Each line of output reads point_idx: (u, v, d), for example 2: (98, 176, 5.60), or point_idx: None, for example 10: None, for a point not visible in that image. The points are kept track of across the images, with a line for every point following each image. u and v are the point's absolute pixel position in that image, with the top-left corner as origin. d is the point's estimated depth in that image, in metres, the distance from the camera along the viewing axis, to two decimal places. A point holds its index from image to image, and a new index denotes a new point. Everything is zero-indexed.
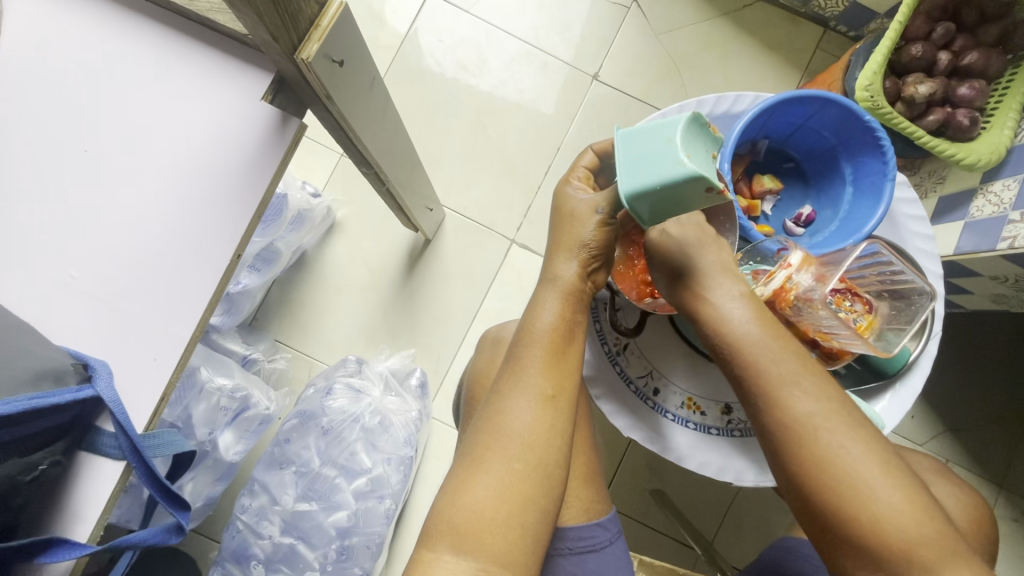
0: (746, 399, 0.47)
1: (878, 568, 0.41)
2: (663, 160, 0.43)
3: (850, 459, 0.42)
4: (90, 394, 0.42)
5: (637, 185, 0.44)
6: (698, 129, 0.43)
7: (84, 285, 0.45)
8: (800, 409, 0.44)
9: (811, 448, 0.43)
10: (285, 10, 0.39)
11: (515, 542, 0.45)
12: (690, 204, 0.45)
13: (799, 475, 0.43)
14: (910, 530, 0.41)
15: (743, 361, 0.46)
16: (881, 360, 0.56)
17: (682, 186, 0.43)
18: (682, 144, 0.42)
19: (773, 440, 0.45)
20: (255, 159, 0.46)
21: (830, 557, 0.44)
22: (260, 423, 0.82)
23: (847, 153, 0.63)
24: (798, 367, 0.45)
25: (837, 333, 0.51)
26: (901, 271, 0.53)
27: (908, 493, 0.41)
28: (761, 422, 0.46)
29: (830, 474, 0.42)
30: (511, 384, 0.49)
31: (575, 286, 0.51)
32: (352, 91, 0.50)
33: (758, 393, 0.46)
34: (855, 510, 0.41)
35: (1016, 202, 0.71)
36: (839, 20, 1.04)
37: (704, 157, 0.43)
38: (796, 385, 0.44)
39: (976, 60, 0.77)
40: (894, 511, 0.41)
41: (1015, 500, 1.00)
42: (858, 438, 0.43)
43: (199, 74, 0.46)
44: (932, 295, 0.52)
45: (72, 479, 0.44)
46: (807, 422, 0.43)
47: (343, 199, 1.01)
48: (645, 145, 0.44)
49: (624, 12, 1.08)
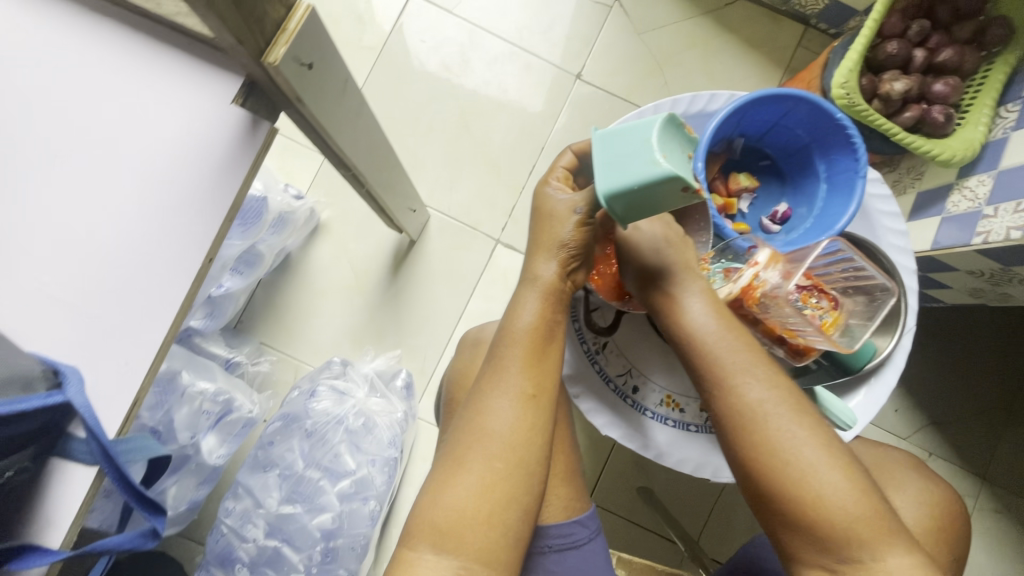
0: (702, 388, 0.48)
1: (826, 549, 0.43)
2: (639, 160, 0.40)
3: (796, 444, 0.44)
4: (60, 400, 0.41)
5: (612, 186, 0.42)
6: (675, 128, 0.41)
7: (54, 290, 0.45)
8: (750, 395, 0.46)
9: (761, 434, 0.44)
10: (249, 13, 0.39)
11: (496, 539, 0.45)
12: (667, 205, 0.43)
13: (750, 462, 0.45)
14: (853, 509, 0.42)
15: (699, 350, 0.48)
16: (849, 356, 0.54)
17: (658, 188, 0.40)
18: (658, 144, 0.39)
19: (726, 429, 0.46)
20: (226, 161, 0.46)
21: (781, 543, 0.45)
22: (243, 426, 0.81)
23: (820, 150, 0.63)
24: (749, 356, 0.47)
25: (802, 330, 0.52)
26: (864, 267, 0.54)
27: (851, 477, 0.43)
28: (716, 411, 0.47)
29: (778, 456, 0.44)
30: (491, 384, 0.49)
31: (554, 286, 0.51)
32: (324, 92, 0.50)
33: (713, 382, 0.47)
34: (802, 494, 0.43)
35: (990, 197, 0.72)
36: (820, 17, 1.05)
37: (682, 158, 0.41)
38: (747, 371, 0.46)
39: (951, 57, 0.78)
40: (838, 492, 0.42)
41: (997, 491, 1.02)
42: (805, 425, 0.45)
43: (168, 77, 0.46)
44: (893, 290, 0.53)
45: (45, 485, 0.44)
46: (758, 407, 0.45)
47: (326, 201, 1.01)
48: (621, 146, 0.42)
49: (606, 11, 1.08)
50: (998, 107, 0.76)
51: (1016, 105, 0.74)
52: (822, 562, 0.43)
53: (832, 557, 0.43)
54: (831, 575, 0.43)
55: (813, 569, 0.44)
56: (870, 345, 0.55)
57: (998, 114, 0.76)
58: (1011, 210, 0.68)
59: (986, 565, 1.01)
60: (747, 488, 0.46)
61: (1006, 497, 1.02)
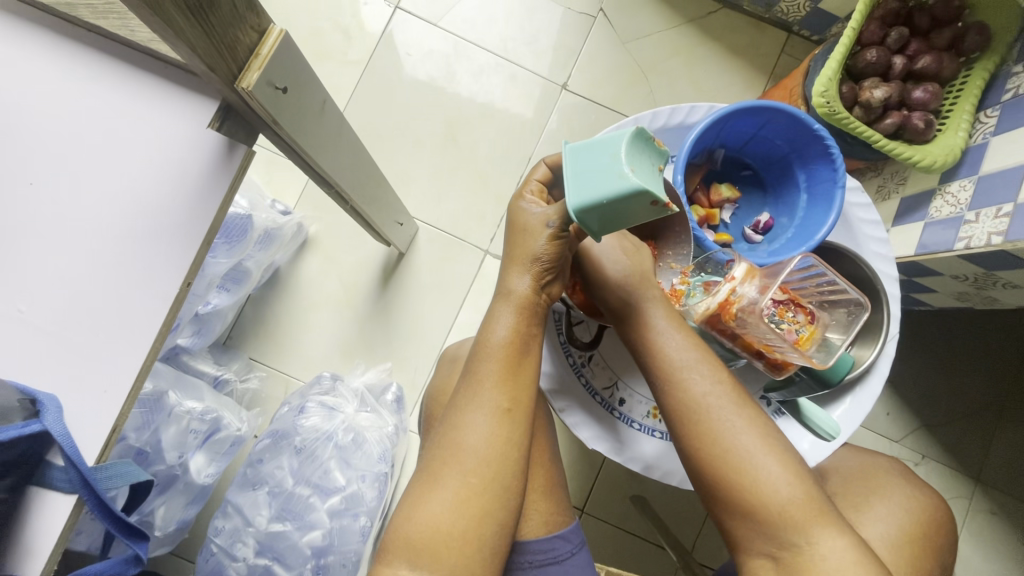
0: (653, 386, 0.51)
1: (767, 533, 0.47)
2: (609, 174, 0.40)
3: (735, 435, 0.48)
4: (38, 428, 0.42)
5: (584, 199, 0.42)
6: (644, 143, 0.41)
7: (33, 318, 0.45)
8: (695, 390, 0.49)
9: (704, 427, 0.48)
10: (219, 39, 0.39)
11: (472, 554, 0.45)
12: (639, 219, 0.43)
13: (694, 452, 0.49)
14: (788, 494, 0.46)
15: (651, 350, 0.51)
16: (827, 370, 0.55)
17: (627, 202, 0.41)
18: (627, 159, 0.40)
19: (674, 422, 0.50)
20: (204, 186, 0.46)
21: (727, 529, 0.49)
22: (231, 445, 0.81)
23: (800, 160, 0.64)
24: (698, 355, 0.50)
25: (778, 346, 0.51)
26: (839, 283, 0.53)
27: (785, 463, 0.47)
28: (665, 406, 0.50)
29: (720, 448, 0.48)
30: (466, 399, 0.49)
31: (528, 300, 0.51)
32: (301, 113, 0.50)
33: (661, 379, 0.50)
34: (741, 482, 0.47)
35: (972, 202, 0.72)
36: (802, 24, 1.06)
37: (651, 172, 0.41)
38: (692, 368, 0.50)
39: (929, 64, 0.79)
40: (775, 479, 0.46)
41: (991, 493, 1.02)
42: (744, 416, 0.48)
43: (143, 103, 0.46)
44: (866, 305, 0.53)
45: (23, 515, 0.44)
46: (703, 402, 0.49)
47: (314, 216, 1.01)
48: (591, 161, 0.42)
49: (591, 21, 1.09)
50: (977, 113, 0.77)
51: (995, 110, 0.75)
52: (762, 546, 0.47)
53: (770, 539, 0.47)
54: (774, 560, 0.47)
55: (757, 556, 0.48)
56: (848, 356, 0.55)
57: (978, 119, 0.76)
58: (992, 215, 0.69)
59: (982, 567, 1.00)
60: (696, 480, 0.50)
61: (999, 498, 1.02)
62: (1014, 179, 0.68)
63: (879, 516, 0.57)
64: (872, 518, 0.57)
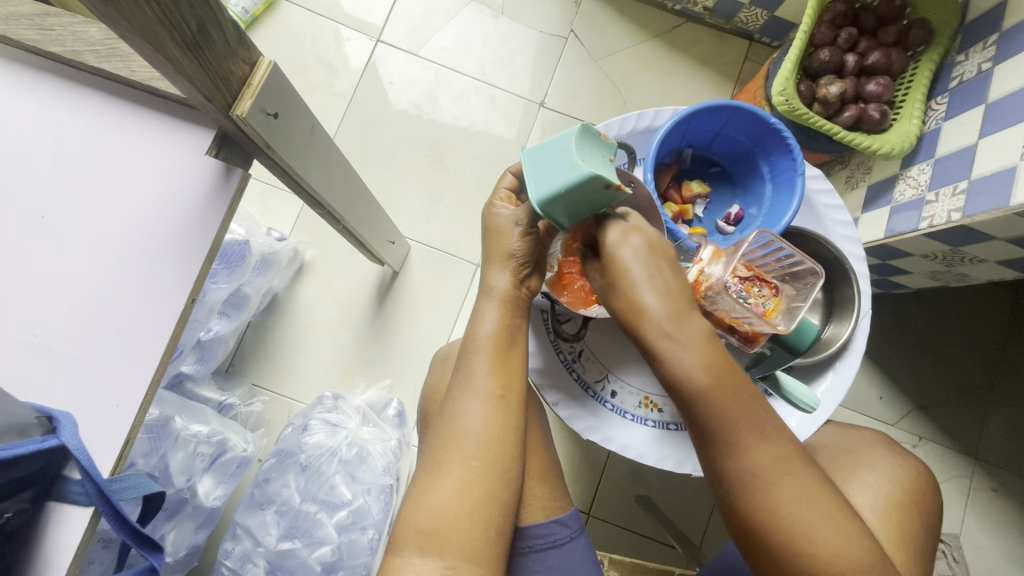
0: (708, 449, 0.47)
1: None
2: (563, 166, 0.44)
3: (797, 505, 0.46)
4: (55, 444, 0.44)
5: (544, 193, 0.46)
6: (591, 136, 0.45)
7: (47, 342, 0.48)
8: (757, 458, 0.46)
9: (768, 497, 0.46)
10: (215, 71, 0.43)
11: (479, 535, 0.48)
12: (597, 205, 0.47)
13: (747, 515, 0.47)
14: (841, 556, 0.47)
15: (702, 410, 0.46)
16: (792, 337, 0.56)
17: (582, 188, 0.44)
18: (577, 150, 0.44)
19: (732, 487, 0.47)
20: (203, 208, 0.50)
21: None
22: (237, 466, 0.83)
23: (763, 154, 0.68)
24: (754, 419, 0.46)
25: (747, 319, 0.53)
26: (796, 257, 0.56)
27: (840, 530, 0.47)
28: (722, 470, 0.47)
29: (782, 517, 0.46)
30: (461, 389, 0.51)
31: (510, 294, 0.54)
32: (292, 137, 0.53)
33: (721, 447, 0.47)
34: (798, 547, 0.47)
35: (931, 183, 0.76)
36: (762, 32, 1.12)
37: (602, 161, 0.45)
38: (753, 435, 0.46)
39: (879, 59, 0.84)
40: (830, 545, 0.47)
41: (990, 469, 1.03)
42: (805, 483, 0.47)
43: (146, 137, 0.50)
44: (822, 274, 0.55)
45: (42, 530, 0.46)
46: (763, 470, 0.46)
47: (309, 240, 1.04)
48: (546, 158, 0.46)
49: (563, 42, 1.15)
50: (929, 101, 0.82)
51: (944, 97, 0.80)
52: None
53: None
54: None
55: None
56: (815, 327, 0.56)
57: (929, 107, 0.81)
58: (950, 194, 0.73)
59: (988, 544, 1.02)
60: (745, 540, 0.48)
61: (999, 473, 1.04)
62: (966, 159, 0.72)
63: (866, 485, 0.59)
64: (861, 488, 0.59)
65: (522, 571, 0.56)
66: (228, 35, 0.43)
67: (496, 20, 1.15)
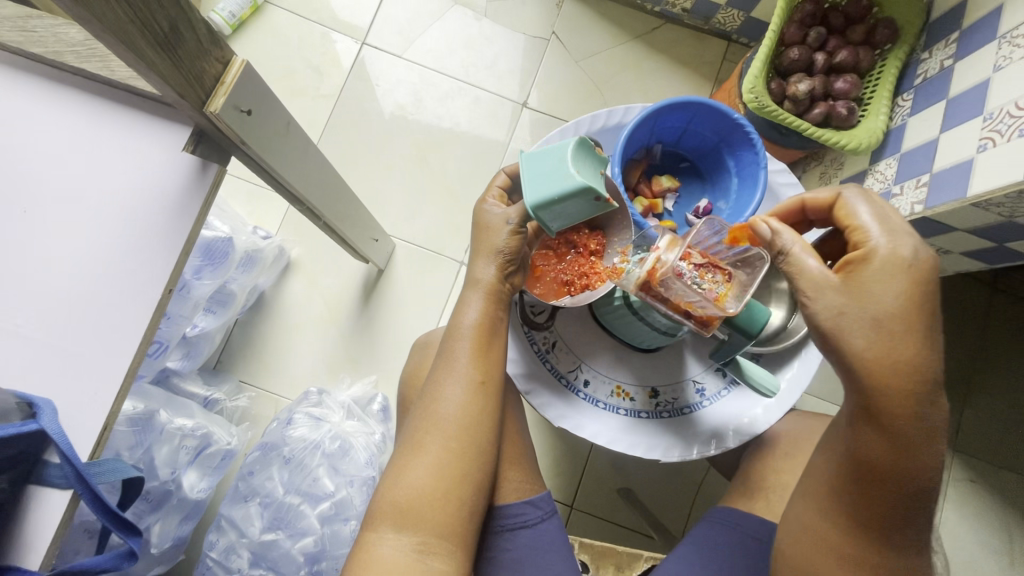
0: (866, 490, 0.46)
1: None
2: (559, 176, 0.49)
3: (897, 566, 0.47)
4: (34, 428, 0.45)
5: (539, 198, 0.50)
6: (586, 150, 0.51)
7: (28, 331, 0.49)
8: (900, 521, 0.46)
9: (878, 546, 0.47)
10: (187, 70, 0.44)
11: (453, 513, 0.50)
12: (585, 212, 0.52)
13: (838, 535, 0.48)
14: None
15: (885, 459, 0.44)
16: (745, 320, 0.55)
17: (575, 197, 0.49)
18: (573, 162, 0.49)
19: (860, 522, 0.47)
20: (182, 202, 0.51)
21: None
22: (222, 459, 0.85)
23: (728, 148, 0.70)
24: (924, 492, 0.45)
25: (702, 305, 0.53)
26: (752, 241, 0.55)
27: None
28: (862, 510, 0.47)
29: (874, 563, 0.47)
30: (443, 374, 0.53)
31: (494, 287, 0.56)
32: (266, 133, 0.55)
33: (880, 493, 0.45)
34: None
35: (897, 177, 0.79)
36: (740, 33, 1.15)
37: (593, 173, 0.51)
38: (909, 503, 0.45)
39: (847, 58, 0.87)
40: None
41: (968, 460, 1.05)
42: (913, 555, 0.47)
43: (125, 134, 0.51)
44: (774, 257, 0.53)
45: (24, 511, 0.48)
46: (894, 530, 0.46)
47: (295, 239, 1.06)
48: (542, 165, 0.51)
49: (544, 44, 1.17)
50: (895, 97, 0.84)
51: (910, 94, 0.82)
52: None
53: None
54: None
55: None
56: (765, 310, 0.56)
57: (896, 103, 0.83)
58: (913, 187, 0.75)
59: (965, 535, 1.03)
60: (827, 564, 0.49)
61: (976, 464, 1.05)
62: (929, 152, 0.74)
63: None
64: None
65: (494, 551, 0.57)
66: (200, 35, 0.45)
67: (479, 22, 1.17)
